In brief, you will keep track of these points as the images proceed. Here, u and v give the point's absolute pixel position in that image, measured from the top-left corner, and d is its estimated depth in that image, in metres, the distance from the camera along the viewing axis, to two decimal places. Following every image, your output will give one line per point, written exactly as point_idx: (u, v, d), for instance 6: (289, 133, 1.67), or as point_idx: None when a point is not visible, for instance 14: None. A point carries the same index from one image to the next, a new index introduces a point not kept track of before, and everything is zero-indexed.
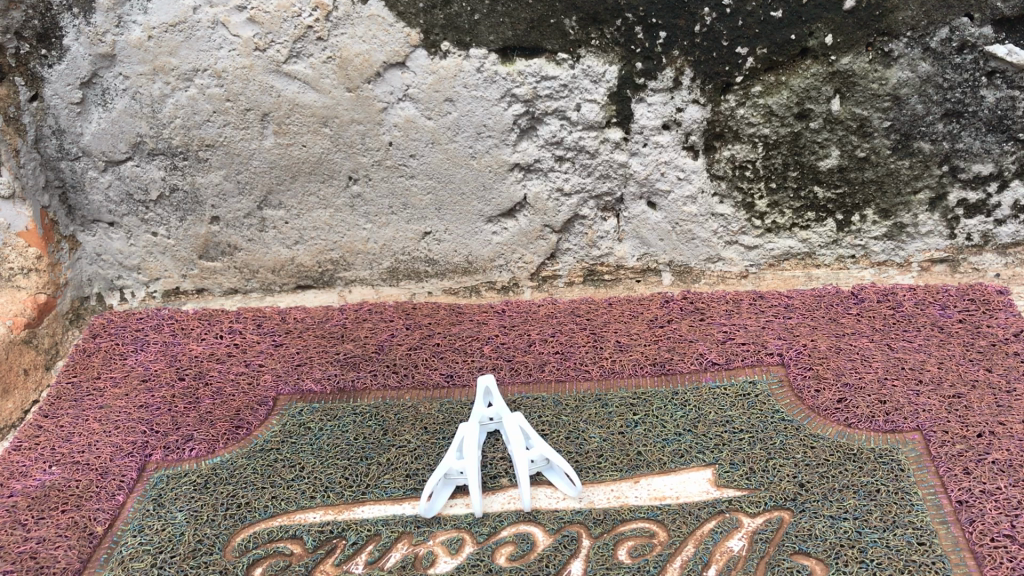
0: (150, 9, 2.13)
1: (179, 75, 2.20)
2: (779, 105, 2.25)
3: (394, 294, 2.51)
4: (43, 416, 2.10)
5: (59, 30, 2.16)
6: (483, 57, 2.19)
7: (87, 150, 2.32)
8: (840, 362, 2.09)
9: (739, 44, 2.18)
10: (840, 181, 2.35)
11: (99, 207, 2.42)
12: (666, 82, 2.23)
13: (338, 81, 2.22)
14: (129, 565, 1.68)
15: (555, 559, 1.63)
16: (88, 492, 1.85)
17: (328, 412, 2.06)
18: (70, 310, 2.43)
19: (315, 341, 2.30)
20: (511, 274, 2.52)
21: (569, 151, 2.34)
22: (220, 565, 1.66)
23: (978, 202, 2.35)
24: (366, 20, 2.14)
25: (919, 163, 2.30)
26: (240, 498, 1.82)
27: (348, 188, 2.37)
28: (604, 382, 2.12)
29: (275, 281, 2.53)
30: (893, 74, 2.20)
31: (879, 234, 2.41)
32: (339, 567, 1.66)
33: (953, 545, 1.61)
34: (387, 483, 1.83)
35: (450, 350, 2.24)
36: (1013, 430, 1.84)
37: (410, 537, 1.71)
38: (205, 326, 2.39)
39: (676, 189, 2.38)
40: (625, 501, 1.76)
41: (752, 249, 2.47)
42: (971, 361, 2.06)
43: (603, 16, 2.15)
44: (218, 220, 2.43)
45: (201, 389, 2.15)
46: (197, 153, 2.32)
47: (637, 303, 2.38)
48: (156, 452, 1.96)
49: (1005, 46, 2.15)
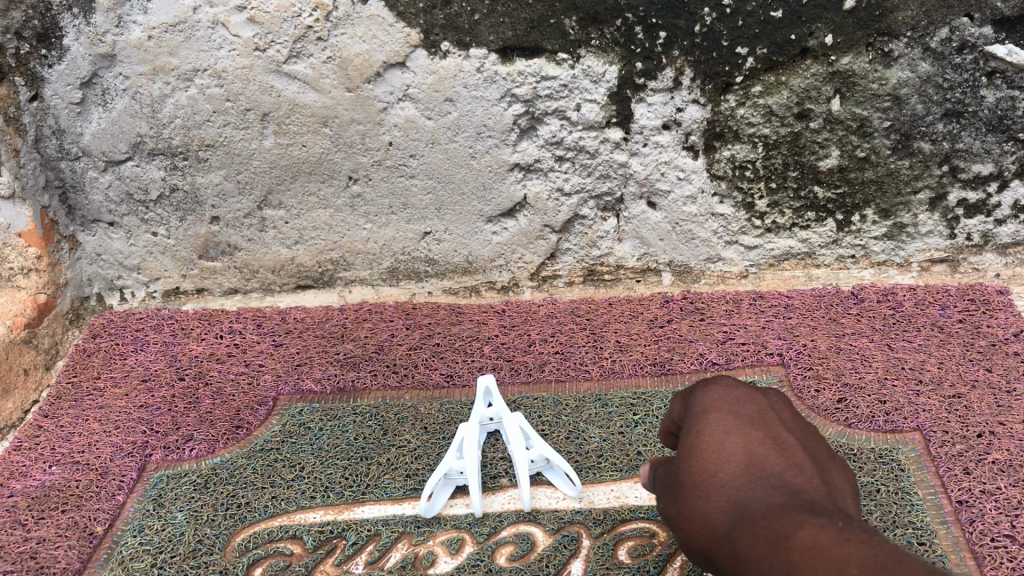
0: (150, 9, 2.12)
1: (179, 75, 2.20)
2: (779, 105, 2.25)
3: (394, 294, 2.51)
4: (43, 416, 2.10)
5: (59, 30, 2.16)
6: (483, 57, 2.19)
7: (87, 150, 2.32)
8: (840, 362, 2.09)
9: (739, 44, 2.17)
10: (840, 181, 2.35)
11: (99, 207, 2.41)
12: (666, 82, 2.23)
13: (338, 81, 2.22)
14: (129, 565, 1.68)
15: (555, 559, 1.63)
16: (88, 492, 1.85)
17: (328, 412, 2.06)
18: (70, 310, 2.43)
19: (315, 341, 2.30)
20: (511, 274, 2.52)
21: (569, 151, 2.34)
22: (220, 565, 1.66)
23: (978, 202, 2.35)
24: (366, 20, 2.14)
25: (919, 163, 2.30)
26: (240, 498, 1.82)
27: (348, 187, 2.37)
28: (604, 382, 2.12)
29: (275, 281, 2.53)
30: (893, 74, 2.20)
31: (879, 235, 2.42)
32: (339, 567, 1.65)
33: (953, 544, 1.61)
34: (387, 483, 1.83)
35: (450, 350, 2.24)
36: (1013, 430, 1.83)
37: (410, 537, 1.71)
38: (205, 326, 2.39)
39: (676, 189, 2.38)
40: (625, 501, 1.76)
41: (752, 249, 2.47)
42: (970, 361, 2.06)
43: (603, 16, 2.15)
44: (218, 220, 2.43)
45: (201, 389, 2.15)
46: (198, 153, 2.31)
47: (637, 303, 2.38)
48: (156, 452, 1.96)
49: (1005, 46, 2.15)
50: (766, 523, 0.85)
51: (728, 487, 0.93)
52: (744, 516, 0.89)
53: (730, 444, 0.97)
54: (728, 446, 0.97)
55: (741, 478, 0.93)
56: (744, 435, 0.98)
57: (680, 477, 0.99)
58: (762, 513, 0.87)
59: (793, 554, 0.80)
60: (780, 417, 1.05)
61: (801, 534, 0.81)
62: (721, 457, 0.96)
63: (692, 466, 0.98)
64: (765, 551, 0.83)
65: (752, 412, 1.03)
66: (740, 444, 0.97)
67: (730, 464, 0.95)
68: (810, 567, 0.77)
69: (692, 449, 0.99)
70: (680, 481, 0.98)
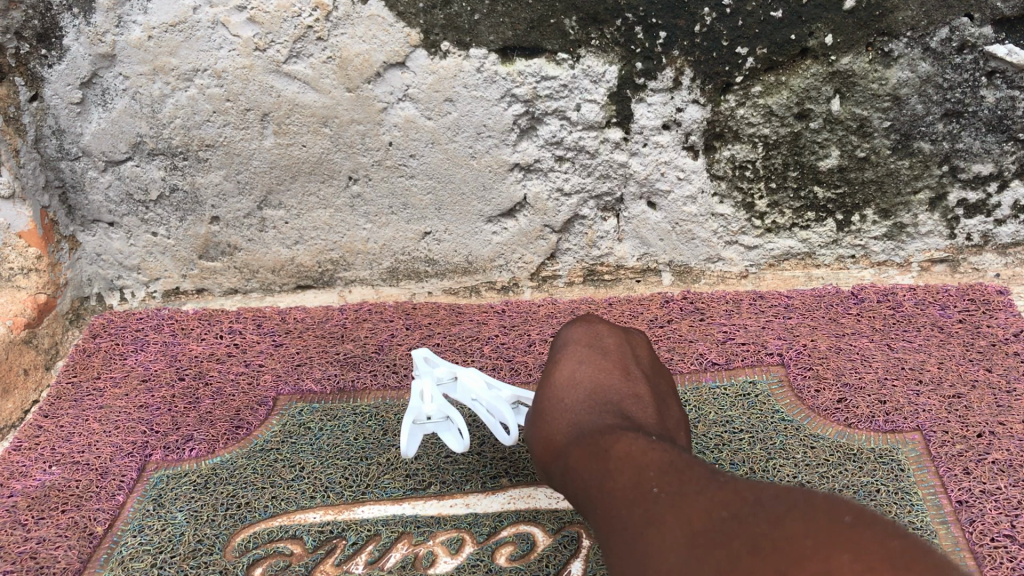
0: (150, 9, 2.12)
1: (179, 75, 2.20)
2: (779, 105, 2.25)
3: (394, 294, 2.51)
4: (43, 416, 2.10)
5: (59, 30, 2.15)
6: (483, 57, 2.19)
7: (88, 150, 2.31)
8: (840, 362, 2.09)
9: (739, 44, 2.17)
10: (840, 181, 2.35)
11: (99, 207, 2.41)
12: (666, 82, 2.23)
13: (338, 81, 2.22)
14: (129, 565, 1.68)
15: (555, 559, 1.63)
16: (88, 492, 1.85)
17: (328, 412, 2.06)
18: (70, 310, 2.43)
19: (315, 341, 2.30)
20: (511, 274, 2.52)
21: (569, 151, 2.34)
22: (220, 565, 1.66)
23: (978, 202, 2.35)
24: (366, 20, 2.14)
25: (919, 163, 2.31)
26: (240, 498, 1.82)
27: (348, 188, 2.37)
28: None
29: (275, 281, 2.52)
30: (893, 74, 2.20)
31: (879, 235, 2.42)
32: (339, 567, 1.65)
33: (952, 545, 1.61)
34: (387, 483, 1.83)
35: (450, 350, 2.24)
36: (1013, 430, 1.83)
37: (410, 537, 1.70)
38: (204, 326, 2.39)
39: (676, 189, 2.38)
40: None
41: (752, 249, 2.47)
42: (971, 361, 2.06)
43: (603, 16, 2.14)
44: (218, 220, 2.42)
45: (201, 389, 2.15)
46: (198, 153, 2.31)
47: (637, 304, 2.38)
48: (156, 452, 1.96)
49: (1005, 46, 2.15)
50: (595, 436, 0.98)
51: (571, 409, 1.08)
52: (582, 421, 1.04)
53: (586, 377, 1.13)
54: (579, 374, 1.14)
55: (590, 397, 1.08)
56: (595, 365, 1.16)
57: (544, 401, 1.14)
58: (593, 430, 1.00)
59: (610, 462, 0.90)
60: (633, 353, 1.24)
61: (620, 446, 0.91)
62: (576, 384, 1.12)
63: (550, 390, 1.15)
64: (591, 462, 0.93)
65: (606, 346, 1.21)
66: (598, 376, 1.13)
67: (578, 392, 1.10)
68: (621, 473, 0.87)
69: (551, 378, 1.17)
70: (540, 405, 1.14)
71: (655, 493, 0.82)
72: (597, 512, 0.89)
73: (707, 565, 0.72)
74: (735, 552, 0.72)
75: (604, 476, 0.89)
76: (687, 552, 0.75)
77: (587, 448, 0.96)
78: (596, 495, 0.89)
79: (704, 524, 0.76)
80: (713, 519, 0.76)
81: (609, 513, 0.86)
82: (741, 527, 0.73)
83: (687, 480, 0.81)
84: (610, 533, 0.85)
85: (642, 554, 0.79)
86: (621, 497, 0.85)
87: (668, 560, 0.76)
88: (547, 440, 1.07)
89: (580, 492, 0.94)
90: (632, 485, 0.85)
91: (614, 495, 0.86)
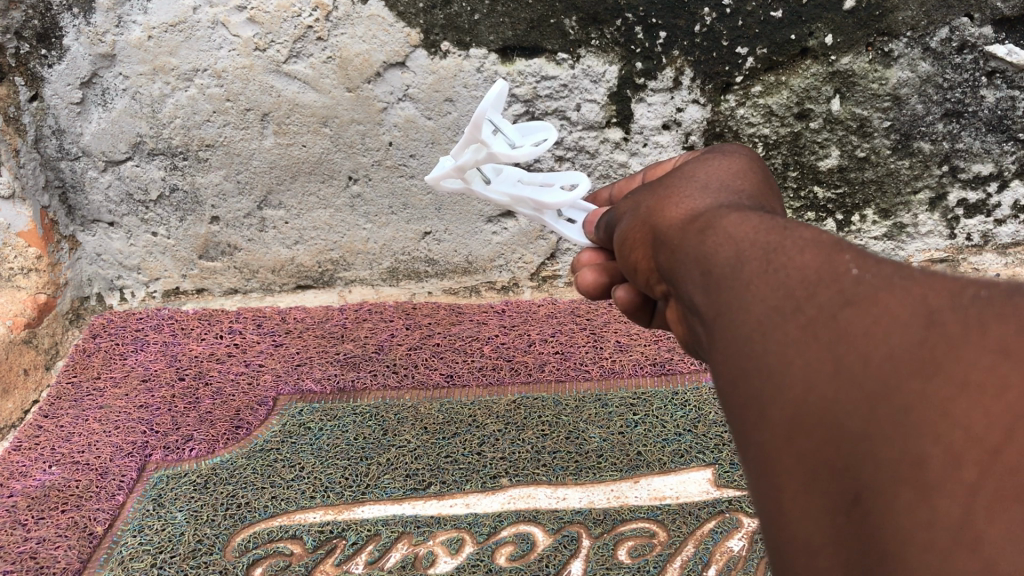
0: (150, 9, 2.12)
1: (179, 75, 2.20)
2: (778, 105, 2.25)
3: (394, 294, 2.52)
4: (43, 416, 2.10)
5: (59, 30, 2.14)
6: (483, 57, 2.19)
7: (87, 150, 2.30)
8: None
9: (739, 44, 2.17)
10: (840, 181, 2.35)
11: (99, 207, 2.40)
12: (666, 82, 2.23)
13: (338, 81, 2.22)
14: (129, 565, 1.67)
15: (555, 559, 1.63)
16: (88, 492, 1.85)
17: (328, 412, 2.06)
18: (69, 310, 2.43)
19: (315, 341, 2.30)
20: (511, 274, 2.53)
21: (568, 151, 2.34)
22: (220, 565, 1.66)
23: (977, 202, 2.40)
24: (366, 20, 2.14)
25: (919, 163, 2.33)
26: (240, 498, 1.82)
27: (348, 187, 2.37)
28: (604, 381, 2.13)
29: (275, 282, 2.52)
30: (893, 74, 2.21)
31: (879, 234, 2.44)
32: (339, 567, 1.65)
33: None
34: (387, 483, 1.83)
35: (450, 350, 2.24)
36: None
37: (409, 537, 1.70)
38: (204, 326, 2.39)
39: None
40: (625, 501, 1.76)
41: None
42: None
43: (603, 16, 2.13)
44: (218, 220, 2.42)
45: (201, 389, 2.15)
46: (198, 153, 2.31)
47: None
48: (156, 452, 1.96)
49: (1005, 46, 2.18)
50: (740, 217, 0.74)
51: (706, 201, 0.83)
52: (729, 203, 0.82)
53: (729, 183, 0.88)
54: (720, 177, 0.89)
55: (741, 189, 0.87)
56: (739, 176, 0.91)
57: (670, 179, 0.91)
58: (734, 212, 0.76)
59: (774, 239, 0.67)
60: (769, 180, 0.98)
61: (791, 230, 0.68)
62: (712, 182, 0.88)
63: (685, 171, 0.92)
64: (738, 242, 0.69)
65: (747, 166, 0.95)
66: (748, 177, 0.91)
67: (717, 188, 0.86)
68: (796, 254, 0.64)
69: (685, 174, 0.91)
70: (661, 184, 0.91)
71: (853, 274, 0.60)
72: (737, 295, 0.66)
73: (942, 349, 0.54)
74: (994, 335, 0.53)
75: (765, 250, 0.66)
76: (915, 334, 0.55)
77: (740, 220, 0.73)
78: (738, 276, 0.67)
79: (941, 301, 0.56)
80: (959, 298, 0.55)
81: (758, 294, 0.64)
82: (985, 329, 0.53)
83: (899, 267, 0.60)
84: (763, 319, 0.63)
85: (831, 339, 0.58)
86: (797, 277, 0.62)
87: (877, 348, 0.56)
88: (661, 223, 0.85)
89: (709, 274, 0.70)
90: (816, 263, 0.62)
91: (784, 273, 0.63)
